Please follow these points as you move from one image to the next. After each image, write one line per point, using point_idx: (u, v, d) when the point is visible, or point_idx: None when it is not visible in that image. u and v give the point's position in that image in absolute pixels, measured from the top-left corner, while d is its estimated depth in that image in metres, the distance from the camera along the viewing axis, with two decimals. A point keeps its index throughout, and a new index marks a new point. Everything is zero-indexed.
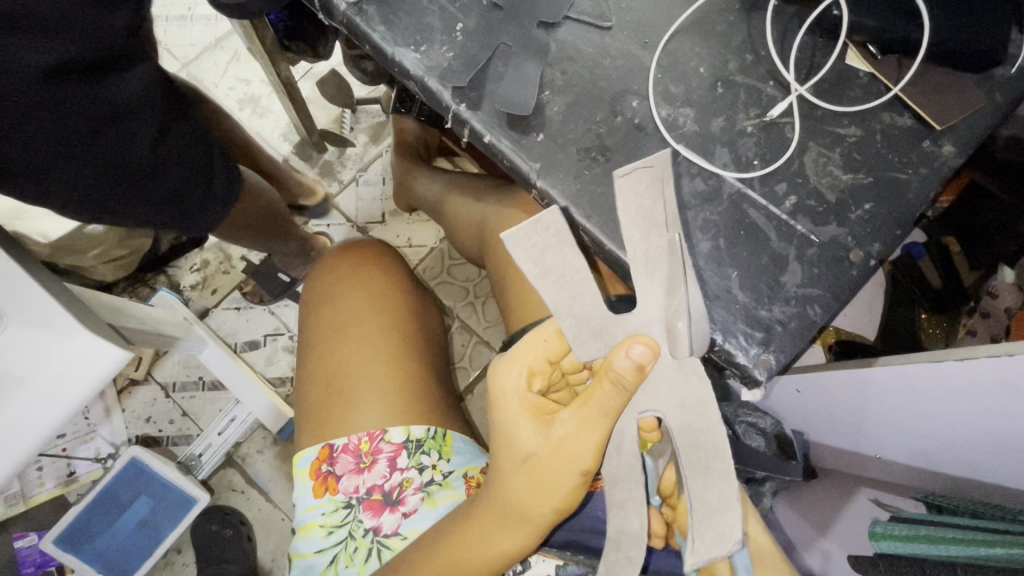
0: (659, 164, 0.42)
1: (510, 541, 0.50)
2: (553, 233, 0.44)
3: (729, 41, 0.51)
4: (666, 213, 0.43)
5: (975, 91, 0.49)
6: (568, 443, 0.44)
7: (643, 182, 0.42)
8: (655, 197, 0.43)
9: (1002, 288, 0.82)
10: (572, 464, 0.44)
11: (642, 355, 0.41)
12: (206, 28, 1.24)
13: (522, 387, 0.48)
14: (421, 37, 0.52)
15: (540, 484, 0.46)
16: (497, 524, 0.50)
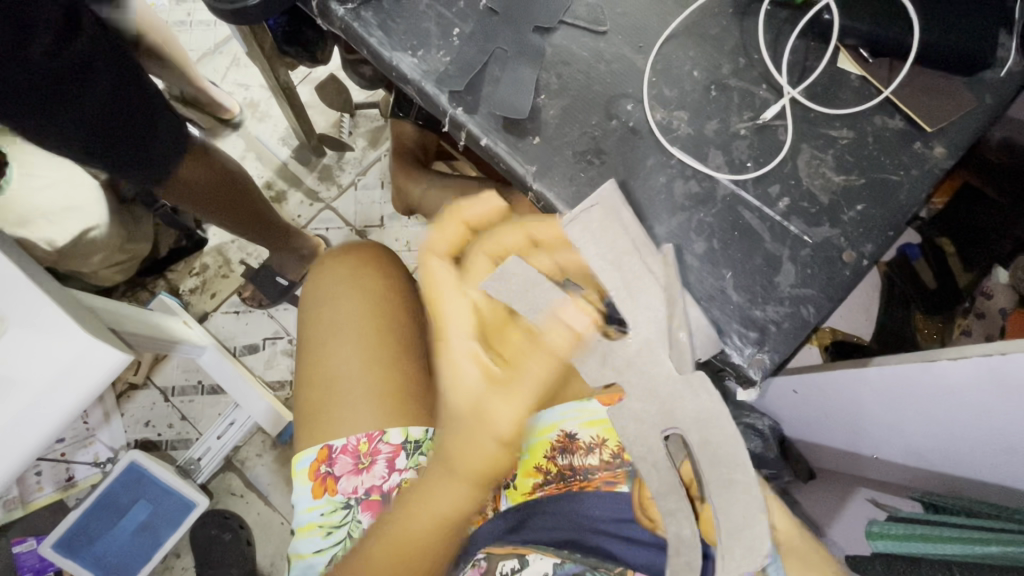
0: (606, 199, 0.45)
1: (438, 508, 0.47)
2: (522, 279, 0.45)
3: (722, 45, 0.52)
4: (630, 242, 0.44)
5: (964, 94, 0.50)
6: (502, 401, 0.43)
7: (591, 224, 0.45)
8: (614, 226, 0.45)
9: (996, 289, 0.82)
10: (498, 423, 0.43)
11: (575, 320, 0.42)
12: (204, 33, 1.25)
13: (473, 334, 0.46)
14: (418, 42, 0.52)
15: (467, 443, 0.44)
16: (435, 481, 0.47)
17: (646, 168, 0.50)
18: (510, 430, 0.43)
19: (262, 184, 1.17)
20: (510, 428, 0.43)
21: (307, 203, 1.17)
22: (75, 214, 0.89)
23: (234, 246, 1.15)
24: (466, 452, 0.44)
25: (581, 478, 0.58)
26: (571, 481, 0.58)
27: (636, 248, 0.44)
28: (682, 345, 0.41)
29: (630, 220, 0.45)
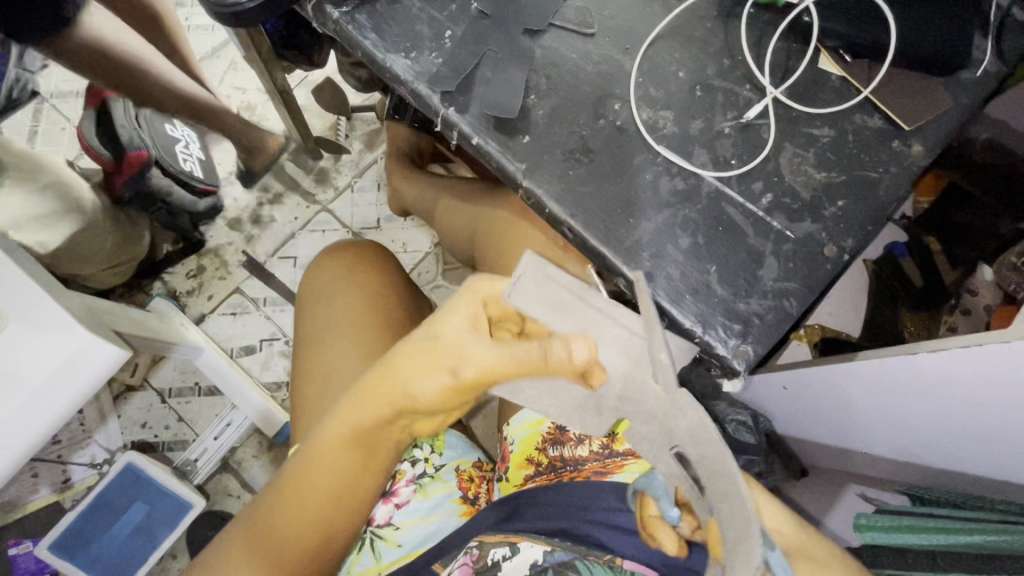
0: (528, 267, 0.44)
1: (359, 418, 0.50)
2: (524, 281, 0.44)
3: (706, 47, 0.54)
4: (572, 293, 0.44)
5: (940, 94, 0.51)
6: (474, 346, 0.43)
7: (526, 290, 0.43)
8: (552, 286, 0.43)
9: (981, 286, 0.84)
10: (456, 369, 0.43)
11: (581, 355, 0.40)
12: (202, 38, 1.26)
13: (485, 299, 0.46)
14: (411, 44, 0.54)
15: (417, 362, 0.45)
16: (360, 408, 0.49)
17: (633, 166, 0.51)
18: (467, 380, 0.43)
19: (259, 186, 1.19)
20: (466, 375, 0.43)
21: (303, 205, 1.18)
22: (67, 217, 0.90)
23: (231, 248, 1.16)
24: (414, 376, 0.45)
25: (570, 469, 0.59)
26: (561, 472, 0.60)
27: (576, 299, 0.43)
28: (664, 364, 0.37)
29: (562, 279, 0.44)
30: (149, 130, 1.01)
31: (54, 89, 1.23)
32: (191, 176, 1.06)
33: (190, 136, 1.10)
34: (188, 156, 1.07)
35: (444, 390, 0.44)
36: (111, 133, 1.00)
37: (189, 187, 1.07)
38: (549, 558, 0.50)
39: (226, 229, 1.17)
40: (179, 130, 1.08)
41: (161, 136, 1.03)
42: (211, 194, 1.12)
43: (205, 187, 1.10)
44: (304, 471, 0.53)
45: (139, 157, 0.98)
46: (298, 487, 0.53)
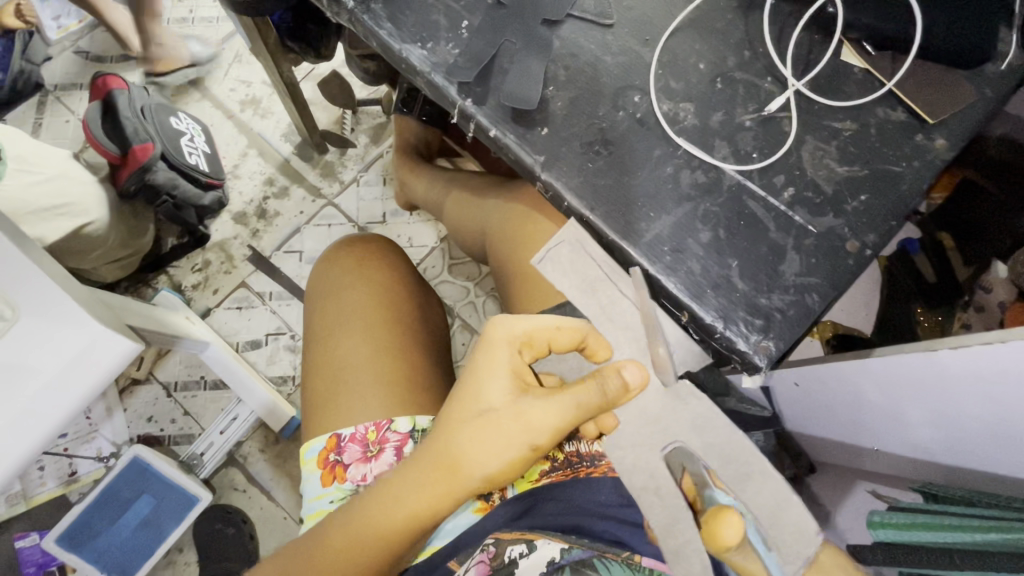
0: (570, 233, 0.51)
1: (423, 502, 0.50)
2: (569, 244, 0.51)
3: (727, 38, 0.53)
4: (602, 271, 0.51)
5: (966, 86, 0.50)
6: (542, 413, 0.47)
7: (564, 259, 0.51)
8: (583, 259, 0.51)
9: (995, 283, 0.79)
10: (531, 437, 0.47)
11: (632, 377, 0.47)
12: (209, 29, 1.25)
13: (514, 347, 0.50)
14: (427, 35, 0.53)
15: (488, 440, 0.47)
16: (424, 472, 0.50)
17: (652, 159, 0.51)
18: (542, 446, 0.47)
19: (265, 180, 1.18)
20: (541, 442, 0.47)
21: (309, 199, 1.18)
22: (67, 212, 0.89)
23: (237, 241, 1.16)
24: (486, 451, 0.47)
25: (586, 465, 0.58)
26: (577, 468, 0.58)
27: (605, 279, 0.50)
28: (661, 358, 0.48)
29: (595, 249, 0.51)
30: (154, 122, 1.01)
31: (59, 81, 1.22)
32: (196, 169, 1.06)
33: (195, 130, 1.10)
34: (193, 149, 1.07)
35: (515, 459, 0.48)
36: (116, 126, 0.99)
37: (194, 179, 1.06)
38: (567, 555, 0.50)
39: (232, 223, 1.17)
40: (184, 123, 1.08)
41: (166, 129, 1.03)
42: (216, 187, 1.11)
43: (211, 180, 1.09)
44: (354, 545, 0.52)
45: (145, 150, 0.97)
46: (352, 569, 0.52)
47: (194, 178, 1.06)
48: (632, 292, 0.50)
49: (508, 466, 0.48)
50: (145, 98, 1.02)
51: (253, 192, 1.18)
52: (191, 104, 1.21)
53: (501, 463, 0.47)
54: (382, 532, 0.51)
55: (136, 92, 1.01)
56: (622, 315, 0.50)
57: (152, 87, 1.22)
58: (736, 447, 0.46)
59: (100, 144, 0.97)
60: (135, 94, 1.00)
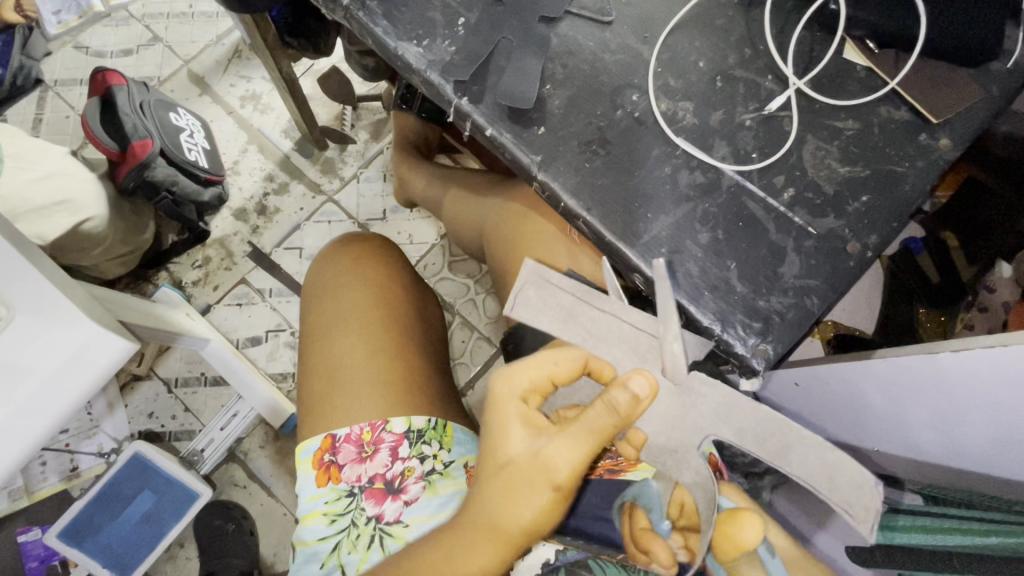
0: (527, 272, 0.47)
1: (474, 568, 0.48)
2: (530, 287, 0.48)
3: (728, 36, 0.52)
4: (571, 297, 0.47)
5: (971, 85, 0.50)
6: (557, 454, 0.43)
7: (531, 303, 0.47)
8: (552, 293, 0.47)
9: (1000, 282, 0.81)
10: (553, 480, 0.44)
11: (640, 388, 0.42)
12: (208, 24, 1.25)
13: (518, 394, 0.47)
14: (423, 32, 0.52)
15: (513, 494, 0.45)
16: (463, 539, 0.48)
17: (651, 159, 0.50)
18: (565, 484, 0.44)
19: (265, 176, 1.18)
20: (563, 481, 0.43)
21: (309, 196, 1.17)
22: (66, 209, 0.89)
23: (237, 238, 1.16)
24: (517, 505, 0.45)
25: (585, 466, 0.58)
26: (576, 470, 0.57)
27: (578, 303, 0.46)
28: (675, 357, 0.42)
29: (559, 278, 0.47)
30: (153, 118, 1.00)
31: (59, 76, 1.22)
32: (195, 165, 1.05)
33: (195, 126, 1.09)
34: (193, 145, 1.06)
35: (546, 505, 0.45)
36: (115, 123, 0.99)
37: (193, 175, 1.05)
38: (560, 557, 0.53)
39: (232, 219, 1.16)
40: (183, 119, 1.07)
41: (165, 126, 1.02)
42: (216, 183, 1.10)
43: (211, 176, 1.08)
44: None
45: (144, 146, 0.97)
46: None
47: (194, 175, 1.05)
48: (621, 308, 0.45)
49: (544, 512, 0.45)
50: (144, 95, 1.02)
51: (253, 188, 1.17)
52: (191, 100, 1.21)
53: (535, 511, 0.45)
54: None
55: (135, 89, 1.01)
56: (610, 330, 0.46)
57: (152, 83, 1.22)
58: (770, 423, 0.42)
59: (99, 141, 0.97)
60: (135, 90, 1.00)
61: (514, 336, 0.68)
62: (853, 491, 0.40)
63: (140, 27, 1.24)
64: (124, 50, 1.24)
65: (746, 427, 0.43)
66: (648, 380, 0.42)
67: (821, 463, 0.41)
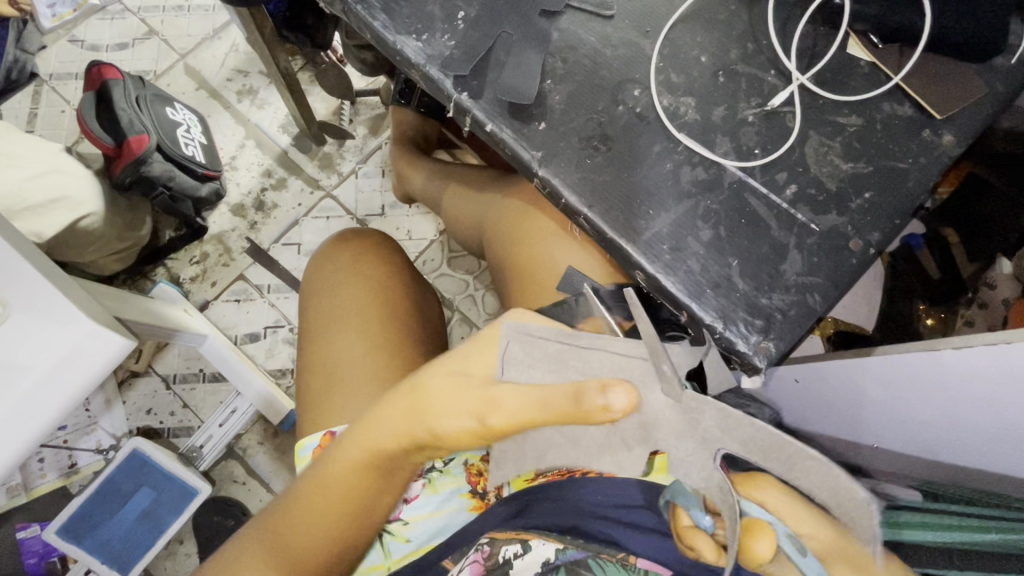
0: (506, 329, 0.47)
1: (373, 444, 0.50)
2: (513, 341, 0.46)
3: (730, 30, 0.51)
4: (558, 342, 0.45)
5: (975, 82, 0.49)
6: (509, 398, 0.44)
7: (518, 359, 0.46)
8: (534, 343, 0.46)
9: (1000, 279, 0.80)
10: (485, 416, 0.44)
11: (615, 402, 0.41)
12: (204, 18, 1.23)
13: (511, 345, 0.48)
14: (423, 26, 0.52)
15: (448, 402, 0.46)
16: (389, 415, 0.50)
17: (652, 155, 0.49)
18: (493, 429, 0.44)
19: (262, 171, 1.17)
20: (493, 424, 0.44)
21: (307, 191, 1.16)
22: (62, 205, 0.88)
23: (234, 234, 1.15)
24: (443, 417, 0.46)
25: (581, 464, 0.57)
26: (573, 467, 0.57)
27: (565, 349, 0.45)
28: (668, 375, 0.40)
29: (540, 328, 0.46)
30: (148, 113, 0.99)
31: (54, 70, 1.21)
32: (192, 160, 1.03)
33: (191, 121, 1.08)
34: (190, 140, 1.05)
35: (463, 432, 0.46)
36: (111, 118, 0.98)
37: (190, 170, 1.04)
38: (561, 556, 0.50)
39: (230, 214, 1.15)
40: (180, 114, 1.06)
41: (161, 120, 1.01)
42: (214, 179, 1.09)
43: (208, 172, 1.06)
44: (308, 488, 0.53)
45: (140, 142, 0.97)
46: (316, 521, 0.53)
47: (190, 170, 1.04)
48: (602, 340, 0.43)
49: (458, 437, 0.46)
50: (140, 89, 1.01)
51: (250, 183, 1.16)
52: (188, 95, 1.20)
53: (455, 426, 0.46)
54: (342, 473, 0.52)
55: (131, 84, 1.00)
56: (596, 363, 0.43)
57: (149, 77, 1.21)
58: (770, 436, 0.38)
59: (95, 136, 0.97)
60: (130, 85, 1.00)
61: None
62: (847, 503, 0.36)
63: (136, 20, 1.23)
64: (120, 43, 1.22)
65: (750, 440, 0.38)
66: (626, 399, 0.41)
67: (826, 479, 0.36)
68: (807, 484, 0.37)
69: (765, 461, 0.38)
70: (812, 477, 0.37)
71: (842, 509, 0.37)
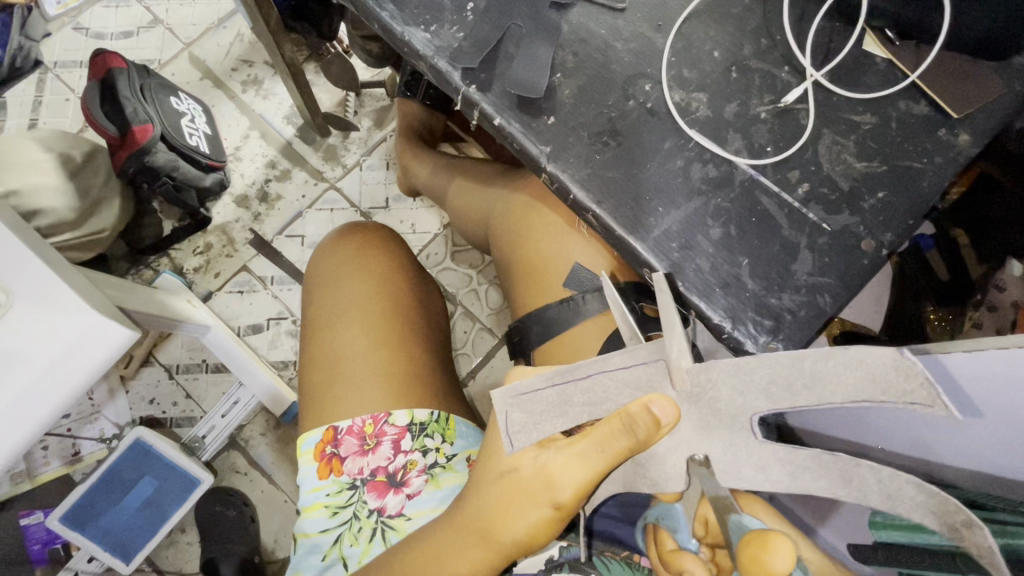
0: (499, 397, 0.42)
1: (464, 567, 0.49)
2: (515, 410, 0.42)
3: (744, 25, 0.51)
4: (557, 387, 0.41)
5: (993, 80, 0.48)
6: (560, 470, 0.43)
7: (521, 427, 0.42)
8: (535, 396, 0.42)
9: (1009, 281, 0.77)
10: (553, 498, 0.43)
11: (662, 413, 0.37)
12: (210, 7, 1.22)
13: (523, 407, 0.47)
14: (431, 17, 0.51)
15: (514, 503, 0.46)
16: (458, 536, 0.50)
17: (662, 151, 0.49)
18: (567, 504, 0.43)
19: (267, 163, 1.16)
20: (563, 497, 0.43)
21: (312, 183, 1.16)
22: None
23: (238, 225, 1.14)
24: (519, 517, 0.45)
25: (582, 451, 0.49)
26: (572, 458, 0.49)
27: (565, 391, 0.41)
28: (680, 360, 0.38)
29: (531, 380, 0.42)
30: (153, 102, 0.99)
31: (58, 58, 1.20)
32: (197, 151, 1.04)
33: (196, 110, 1.08)
34: (193, 130, 1.05)
35: (545, 521, 0.45)
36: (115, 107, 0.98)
37: (194, 161, 1.04)
38: (564, 553, 0.51)
39: (234, 205, 1.15)
40: (184, 104, 1.06)
41: (166, 109, 1.01)
42: (218, 169, 1.09)
43: (212, 162, 1.07)
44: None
45: (144, 132, 0.96)
46: None
47: (194, 160, 1.04)
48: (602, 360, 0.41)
49: (542, 528, 0.45)
50: (145, 78, 1.01)
51: (255, 174, 1.16)
52: (192, 84, 1.19)
53: (531, 524, 0.45)
54: None
55: (136, 73, 0.99)
56: (605, 389, 0.41)
57: (153, 66, 1.20)
58: (784, 362, 0.35)
59: (99, 125, 0.96)
60: (134, 74, 0.99)
61: (519, 329, 0.67)
62: (899, 376, 0.30)
63: (140, 8, 1.22)
64: (124, 32, 1.21)
65: (770, 383, 0.35)
66: (667, 407, 0.37)
67: (853, 368, 0.32)
68: (844, 394, 0.32)
69: (802, 403, 0.34)
70: (840, 383, 0.32)
71: (899, 397, 0.30)
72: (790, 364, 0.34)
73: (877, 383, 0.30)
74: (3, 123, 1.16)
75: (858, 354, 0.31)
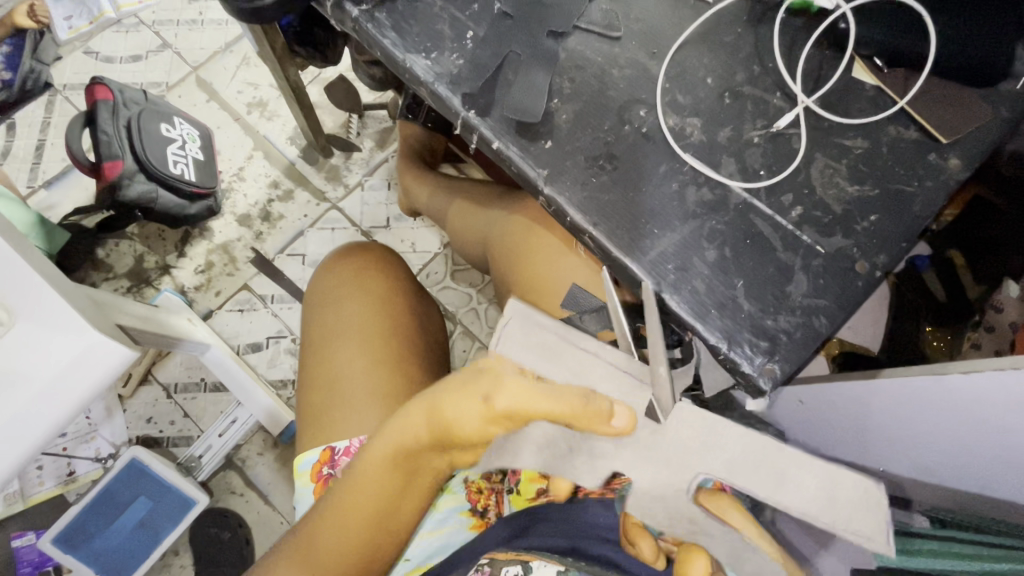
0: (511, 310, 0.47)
1: (385, 446, 0.47)
2: (518, 329, 0.46)
3: (736, 53, 0.52)
4: (554, 335, 0.46)
5: (980, 106, 0.49)
6: (511, 385, 0.40)
7: (514, 338, 0.46)
8: (534, 334, 0.46)
9: (1007, 301, 0.80)
10: (489, 398, 0.41)
11: (618, 416, 0.42)
12: (217, 32, 1.25)
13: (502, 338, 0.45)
14: (432, 44, 0.52)
15: (449, 395, 0.43)
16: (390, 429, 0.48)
17: (658, 175, 0.50)
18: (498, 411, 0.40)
19: (270, 182, 1.18)
20: (497, 406, 0.40)
21: (314, 203, 1.17)
22: None
23: (240, 243, 1.15)
24: (454, 417, 0.42)
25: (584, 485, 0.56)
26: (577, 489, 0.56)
27: (560, 341, 0.46)
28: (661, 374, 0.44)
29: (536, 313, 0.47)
30: (137, 133, 1.01)
31: (68, 81, 1.22)
32: (180, 179, 1.05)
33: (189, 136, 1.09)
34: (181, 158, 1.06)
35: (473, 424, 0.42)
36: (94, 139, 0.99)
37: (178, 188, 1.05)
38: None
39: (235, 224, 1.16)
40: (176, 130, 1.07)
41: (153, 138, 1.03)
42: (204, 197, 1.10)
43: (197, 190, 1.07)
44: (335, 525, 0.51)
45: (114, 167, 0.99)
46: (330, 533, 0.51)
47: (178, 189, 1.05)
48: (596, 347, 0.46)
49: (463, 425, 0.42)
50: (134, 108, 1.03)
51: (258, 193, 1.17)
52: (199, 106, 1.21)
53: (458, 422, 0.42)
54: (354, 494, 0.50)
55: (122, 106, 1.01)
56: (591, 375, 0.45)
57: (160, 89, 1.23)
58: (757, 445, 0.44)
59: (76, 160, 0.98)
60: (120, 106, 1.01)
61: None
62: (864, 509, 0.41)
63: (149, 33, 1.25)
64: (133, 55, 1.24)
65: (739, 454, 0.44)
66: (627, 417, 0.42)
67: (824, 484, 0.42)
68: (798, 501, 0.42)
69: (757, 483, 0.43)
70: (798, 496, 0.42)
71: (837, 522, 0.41)
72: (770, 447, 0.43)
73: (838, 506, 0.41)
74: (12, 143, 1.18)
75: (841, 476, 0.42)
